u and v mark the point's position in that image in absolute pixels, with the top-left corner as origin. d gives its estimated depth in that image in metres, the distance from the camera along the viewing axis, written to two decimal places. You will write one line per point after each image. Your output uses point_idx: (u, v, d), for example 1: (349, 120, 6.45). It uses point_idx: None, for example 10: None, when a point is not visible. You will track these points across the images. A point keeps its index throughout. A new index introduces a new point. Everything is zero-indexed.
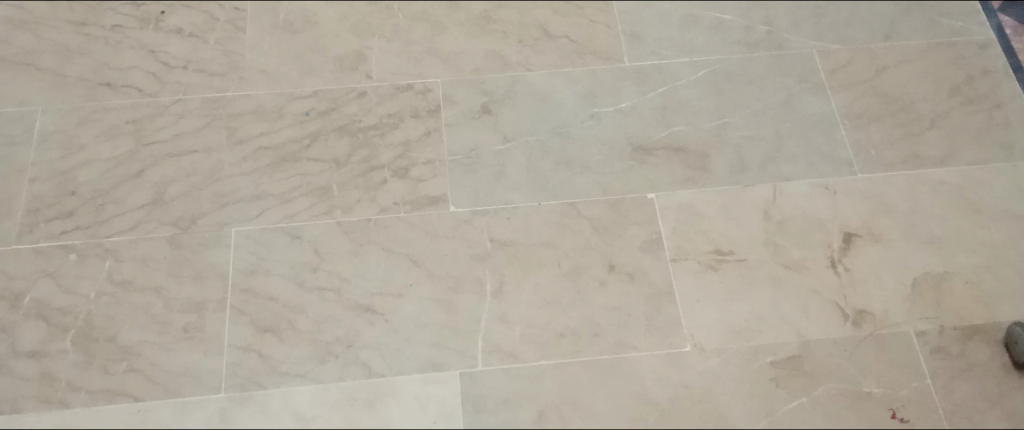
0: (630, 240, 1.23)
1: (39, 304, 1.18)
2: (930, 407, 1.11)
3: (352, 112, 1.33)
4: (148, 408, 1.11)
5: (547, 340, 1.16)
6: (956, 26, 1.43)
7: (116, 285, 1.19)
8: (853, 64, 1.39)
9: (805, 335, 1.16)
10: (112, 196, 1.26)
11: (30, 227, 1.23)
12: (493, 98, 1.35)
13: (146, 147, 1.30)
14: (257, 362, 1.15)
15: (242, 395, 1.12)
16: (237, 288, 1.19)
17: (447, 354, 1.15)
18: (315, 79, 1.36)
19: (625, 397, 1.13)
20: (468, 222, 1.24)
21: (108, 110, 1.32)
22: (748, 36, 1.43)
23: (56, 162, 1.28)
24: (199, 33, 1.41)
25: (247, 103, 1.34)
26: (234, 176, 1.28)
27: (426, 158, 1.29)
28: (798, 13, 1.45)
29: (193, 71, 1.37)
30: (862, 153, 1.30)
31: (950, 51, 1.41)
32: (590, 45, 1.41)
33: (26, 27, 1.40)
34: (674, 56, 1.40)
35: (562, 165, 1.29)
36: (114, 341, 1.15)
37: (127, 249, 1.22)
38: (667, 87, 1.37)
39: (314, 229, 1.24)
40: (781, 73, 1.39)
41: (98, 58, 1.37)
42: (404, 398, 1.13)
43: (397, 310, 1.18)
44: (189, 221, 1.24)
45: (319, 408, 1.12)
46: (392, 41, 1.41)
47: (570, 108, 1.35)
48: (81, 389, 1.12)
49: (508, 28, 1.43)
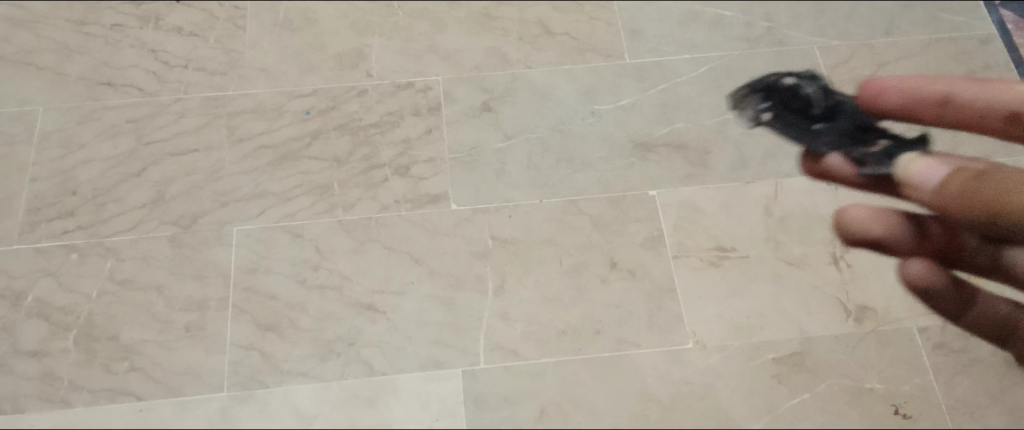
0: (631, 237, 1.23)
1: (40, 304, 1.18)
2: (931, 402, 1.12)
3: (352, 110, 1.33)
4: (150, 407, 1.12)
5: (548, 338, 1.16)
6: (957, 21, 1.43)
7: (117, 284, 1.19)
8: (853, 60, 1.39)
9: (806, 331, 1.16)
10: (113, 195, 1.25)
11: (31, 227, 1.23)
12: (493, 95, 1.35)
13: (146, 146, 1.30)
14: (258, 360, 1.15)
15: (244, 393, 1.13)
16: (237, 287, 1.19)
17: (448, 352, 1.15)
18: (314, 77, 1.36)
19: (625, 394, 1.13)
20: (469, 219, 1.24)
21: (108, 109, 1.32)
22: (749, 32, 1.42)
23: (55, 162, 1.28)
24: (199, 31, 1.40)
25: (247, 102, 1.34)
26: (234, 174, 1.28)
27: (427, 156, 1.29)
28: (799, 8, 1.45)
29: (193, 69, 1.36)
30: None
31: (951, 46, 1.40)
32: (590, 42, 1.41)
33: (25, 26, 1.39)
34: (674, 53, 1.40)
35: (562, 162, 1.29)
36: (115, 340, 1.15)
37: (128, 248, 1.21)
38: (667, 84, 1.37)
39: (314, 227, 1.24)
40: (782, 69, 1.38)
41: (97, 57, 1.37)
42: (405, 396, 1.13)
43: (398, 308, 1.18)
44: (190, 220, 1.24)
45: (320, 407, 1.12)
46: (392, 39, 1.40)
47: (570, 104, 1.34)
48: (82, 388, 1.12)
49: (508, 25, 1.42)
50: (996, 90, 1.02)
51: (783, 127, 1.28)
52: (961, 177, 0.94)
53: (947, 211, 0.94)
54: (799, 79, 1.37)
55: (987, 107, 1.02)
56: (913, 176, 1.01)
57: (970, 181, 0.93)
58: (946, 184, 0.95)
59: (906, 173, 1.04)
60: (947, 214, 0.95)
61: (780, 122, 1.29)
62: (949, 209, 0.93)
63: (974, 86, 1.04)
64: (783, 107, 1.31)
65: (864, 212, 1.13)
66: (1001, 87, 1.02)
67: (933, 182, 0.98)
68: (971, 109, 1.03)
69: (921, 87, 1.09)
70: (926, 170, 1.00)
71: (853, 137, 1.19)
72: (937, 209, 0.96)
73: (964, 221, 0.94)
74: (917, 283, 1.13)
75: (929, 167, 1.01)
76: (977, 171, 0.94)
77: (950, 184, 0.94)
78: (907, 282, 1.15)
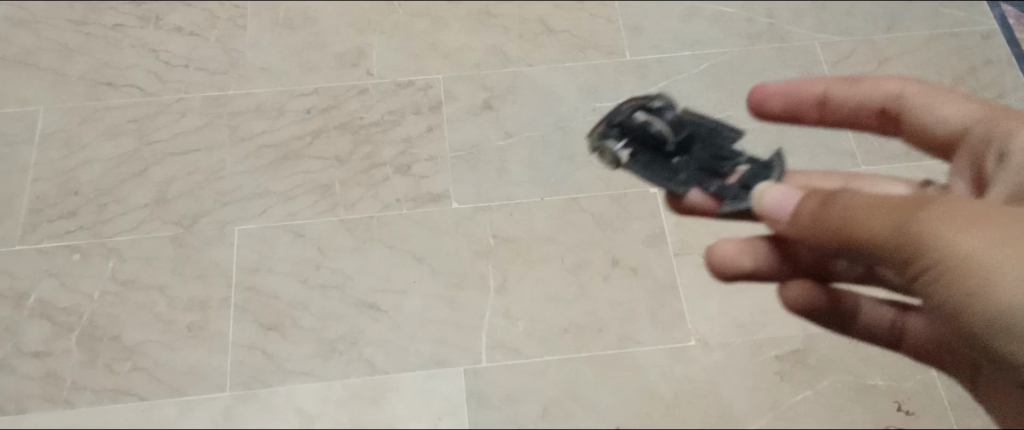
0: (632, 234, 1.23)
1: (42, 304, 1.18)
2: (934, 398, 1.12)
3: (353, 109, 1.33)
4: (153, 407, 1.12)
5: (550, 336, 1.16)
6: (959, 16, 1.42)
7: (119, 284, 1.19)
8: (854, 56, 1.39)
9: (809, 328, 1.16)
10: (114, 195, 1.25)
11: (33, 227, 1.23)
12: (494, 93, 1.35)
13: (148, 146, 1.30)
14: (261, 360, 1.15)
15: (247, 393, 1.13)
16: (240, 286, 1.19)
17: (451, 350, 1.15)
18: (315, 76, 1.36)
19: (627, 391, 1.13)
20: (470, 217, 1.24)
21: (109, 109, 1.32)
22: (750, 28, 1.42)
23: (57, 162, 1.28)
24: (200, 31, 1.40)
25: (248, 101, 1.33)
26: (235, 174, 1.28)
27: (428, 154, 1.29)
28: (800, 4, 1.44)
29: (194, 69, 1.36)
30: (864, 145, 1.30)
31: (953, 41, 1.39)
32: (591, 40, 1.41)
33: (25, 26, 1.39)
34: (675, 50, 1.40)
35: (564, 160, 1.29)
36: (118, 340, 1.16)
37: (129, 248, 1.21)
38: (669, 80, 1.36)
39: (316, 226, 1.24)
40: (783, 65, 1.38)
41: (98, 57, 1.37)
42: (408, 394, 1.13)
43: (400, 307, 1.18)
44: (191, 219, 1.24)
45: (323, 406, 1.13)
46: (392, 38, 1.40)
47: (571, 102, 1.34)
48: (86, 388, 1.13)
49: (508, 23, 1.42)
50: (864, 89, 0.83)
51: (644, 168, 0.80)
52: (811, 201, 0.66)
53: (806, 242, 0.67)
54: (652, 111, 0.83)
55: (853, 110, 0.84)
56: (767, 206, 0.70)
57: (817, 206, 0.65)
58: (797, 211, 0.67)
59: (758, 204, 0.71)
60: (806, 245, 0.68)
61: (646, 157, 0.80)
62: (808, 241, 0.67)
63: (845, 84, 0.83)
64: (644, 142, 0.80)
65: (734, 249, 0.85)
66: (870, 85, 0.82)
67: (788, 212, 0.68)
68: (836, 113, 0.85)
69: (797, 90, 0.84)
70: (785, 197, 0.69)
71: (715, 168, 0.77)
72: (796, 239, 0.69)
73: (819, 249, 0.69)
74: (798, 310, 0.89)
75: (786, 191, 0.70)
76: (832, 191, 0.67)
77: (800, 211, 0.67)
78: (795, 304, 0.88)
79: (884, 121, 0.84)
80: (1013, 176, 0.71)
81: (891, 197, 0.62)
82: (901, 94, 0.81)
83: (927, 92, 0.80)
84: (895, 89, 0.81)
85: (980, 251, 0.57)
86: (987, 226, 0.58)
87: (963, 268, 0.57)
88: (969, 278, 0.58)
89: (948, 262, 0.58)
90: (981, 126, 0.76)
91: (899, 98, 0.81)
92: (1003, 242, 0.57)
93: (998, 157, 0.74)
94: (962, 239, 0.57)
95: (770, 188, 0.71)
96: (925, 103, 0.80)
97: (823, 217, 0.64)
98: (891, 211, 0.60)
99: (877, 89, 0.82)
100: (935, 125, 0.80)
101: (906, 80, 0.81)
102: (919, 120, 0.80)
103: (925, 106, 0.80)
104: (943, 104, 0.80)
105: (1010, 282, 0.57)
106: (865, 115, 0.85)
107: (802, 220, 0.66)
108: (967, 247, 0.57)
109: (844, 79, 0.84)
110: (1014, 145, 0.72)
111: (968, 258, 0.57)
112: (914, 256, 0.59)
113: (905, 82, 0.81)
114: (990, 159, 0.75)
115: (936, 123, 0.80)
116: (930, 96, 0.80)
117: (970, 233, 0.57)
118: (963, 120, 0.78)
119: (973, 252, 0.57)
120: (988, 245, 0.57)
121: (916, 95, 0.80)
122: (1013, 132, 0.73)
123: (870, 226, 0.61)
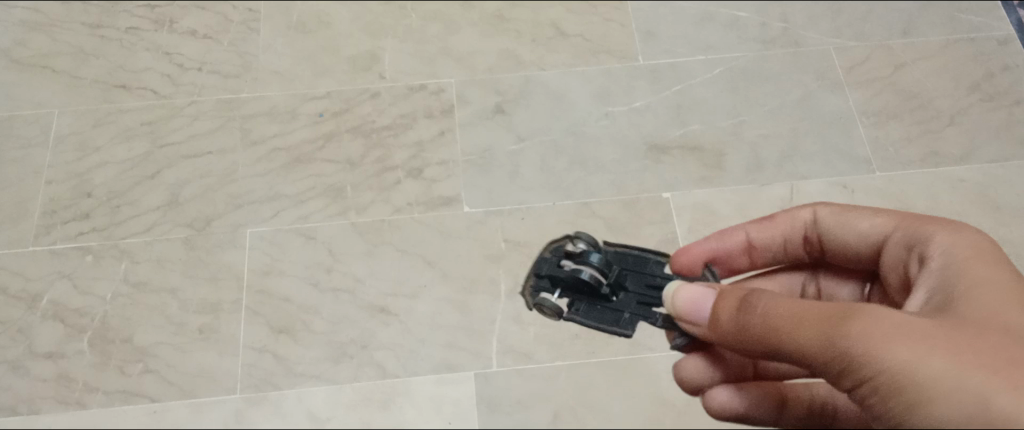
0: (644, 239, 1.22)
1: (56, 306, 1.18)
2: None
3: (365, 113, 1.33)
4: (165, 409, 1.12)
5: (561, 341, 1.16)
6: (975, 22, 1.41)
7: (132, 286, 1.19)
8: (870, 61, 1.38)
9: None
10: (126, 197, 1.26)
11: (47, 229, 1.23)
12: (506, 97, 1.34)
13: (160, 148, 1.30)
14: (272, 362, 1.15)
15: (258, 395, 1.13)
16: (252, 289, 1.19)
17: (461, 355, 1.15)
18: (327, 80, 1.36)
19: (639, 398, 1.13)
20: (481, 221, 1.24)
21: (123, 112, 1.33)
22: (763, 33, 1.41)
23: (72, 164, 1.28)
24: (213, 34, 1.41)
25: (260, 104, 1.34)
26: (247, 177, 1.28)
27: (439, 158, 1.29)
28: (814, 9, 1.43)
29: (207, 72, 1.37)
30: (880, 151, 1.29)
31: (969, 47, 1.38)
32: (602, 44, 1.40)
33: (41, 30, 1.40)
34: (689, 55, 1.39)
35: (574, 165, 1.28)
36: (129, 342, 1.16)
37: (142, 250, 1.22)
38: (683, 86, 1.36)
39: (327, 229, 1.24)
40: (797, 70, 1.37)
41: (112, 60, 1.37)
42: (417, 398, 1.13)
43: (410, 312, 1.18)
44: (204, 222, 1.24)
45: (334, 409, 1.12)
46: (405, 42, 1.40)
47: (583, 106, 1.34)
48: (98, 390, 1.13)
49: (520, 27, 1.42)
50: (780, 226, 0.83)
51: (586, 316, 0.79)
52: (728, 300, 0.67)
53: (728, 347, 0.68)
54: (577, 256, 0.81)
55: (781, 247, 0.84)
56: (682, 307, 0.70)
57: (734, 313, 0.66)
58: (712, 313, 0.68)
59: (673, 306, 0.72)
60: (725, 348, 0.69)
61: (584, 305, 0.80)
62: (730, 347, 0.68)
63: (763, 226, 0.84)
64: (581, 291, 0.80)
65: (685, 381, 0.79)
66: (785, 220, 0.82)
67: (704, 315, 0.69)
68: (764, 253, 0.85)
69: (722, 240, 0.85)
70: (694, 299, 0.70)
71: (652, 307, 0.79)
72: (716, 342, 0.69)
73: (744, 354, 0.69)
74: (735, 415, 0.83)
75: (696, 290, 0.70)
76: (746, 292, 0.67)
77: (716, 313, 0.68)
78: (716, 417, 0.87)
79: (810, 249, 0.83)
80: (929, 280, 0.67)
81: (818, 304, 0.63)
82: (816, 222, 0.79)
83: (840, 211, 0.78)
84: (809, 218, 0.80)
85: (912, 366, 0.58)
86: (915, 341, 0.59)
87: (901, 385, 0.58)
88: (907, 395, 0.58)
89: (882, 377, 0.59)
90: (900, 232, 0.73)
91: (813, 227, 0.80)
92: (932, 358, 0.58)
93: (919, 261, 0.70)
94: (893, 354, 0.59)
95: (681, 289, 0.71)
96: (840, 222, 0.77)
97: (744, 321, 0.65)
98: (814, 326, 0.61)
99: (791, 222, 0.81)
100: (854, 240, 0.77)
101: (816, 204, 0.80)
102: (845, 238, 0.77)
103: (841, 226, 0.77)
104: (857, 218, 0.76)
105: (942, 398, 0.57)
106: (791, 248, 0.84)
107: (721, 323, 0.67)
108: (900, 361, 0.58)
109: (761, 221, 0.85)
110: (933, 248, 0.69)
111: (902, 374, 0.58)
112: (847, 369, 0.60)
113: (816, 208, 0.79)
114: (913, 264, 0.71)
115: (856, 241, 0.76)
116: (840, 219, 0.77)
117: (898, 347, 0.59)
118: (880, 230, 0.74)
119: (908, 366, 0.58)
120: (920, 360, 0.58)
121: (830, 219, 0.78)
122: (929, 236, 0.70)
123: (800, 337, 0.62)
